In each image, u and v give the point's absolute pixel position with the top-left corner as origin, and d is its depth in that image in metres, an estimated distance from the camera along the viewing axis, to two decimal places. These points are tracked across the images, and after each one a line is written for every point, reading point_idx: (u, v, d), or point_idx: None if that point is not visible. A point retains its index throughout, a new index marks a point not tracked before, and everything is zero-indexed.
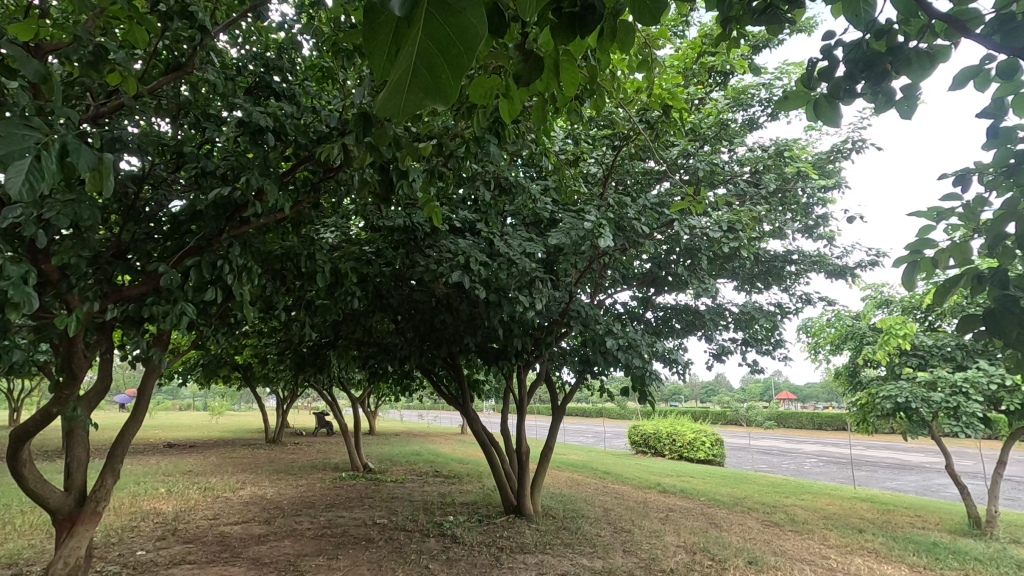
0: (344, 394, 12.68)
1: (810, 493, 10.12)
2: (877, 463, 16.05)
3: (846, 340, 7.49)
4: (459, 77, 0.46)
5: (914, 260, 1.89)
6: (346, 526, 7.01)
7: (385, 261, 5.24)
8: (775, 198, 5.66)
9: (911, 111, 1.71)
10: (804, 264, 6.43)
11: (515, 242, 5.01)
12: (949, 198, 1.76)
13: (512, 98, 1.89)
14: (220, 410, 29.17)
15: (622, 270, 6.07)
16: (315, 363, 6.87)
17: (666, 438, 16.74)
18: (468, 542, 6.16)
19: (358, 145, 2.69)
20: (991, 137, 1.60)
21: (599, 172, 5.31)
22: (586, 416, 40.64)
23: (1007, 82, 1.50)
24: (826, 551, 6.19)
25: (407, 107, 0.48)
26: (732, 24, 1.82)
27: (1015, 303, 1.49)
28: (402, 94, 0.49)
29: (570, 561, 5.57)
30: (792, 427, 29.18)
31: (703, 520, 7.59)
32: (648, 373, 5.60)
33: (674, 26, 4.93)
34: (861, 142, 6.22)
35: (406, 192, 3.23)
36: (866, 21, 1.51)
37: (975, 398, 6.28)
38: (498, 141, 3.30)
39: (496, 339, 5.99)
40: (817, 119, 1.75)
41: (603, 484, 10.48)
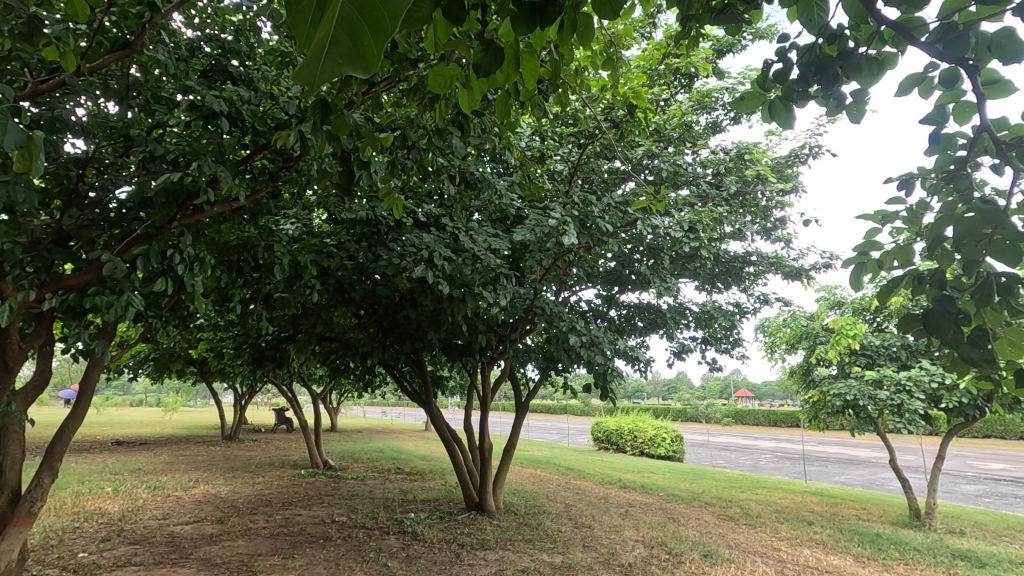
0: (304, 390, 12.39)
1: (764, 487, 10.44)
2: (828, 458, 16.70)
3: (801, 340, 7.73)
4: (382, 46, 0.43)
5: (861, 261, 1.95)
6: (304, 524, 6.87)
7: (348, 254, 5.13)
8: (736, 200, 5.80)
9: (860, 116, 1.76)
10: (762, 265, 6.62)
11: (480, 238, 4.97)
12: (893, 202, 1.82)
13: (472, 88, 1.85)
14: (174, 407, 28.17)
15: (588, 267, 6.11)
16: (273, 357, 6.65)
17: (628, 435, 16.99)
18: (428, 539, 6.11)
19: (317, 133, 2.61)
20: (933, 143, 1.67)
21: (566, 169, 5.33)
22: (551, 413, 40.95)
23: (949, 91, 1.56)
24: (777, 544, 6.38)
25: (324, 74, 0.45)
26: (692, 22, 1.83)
27: (952, 303, 1.55)
28: (320, 62, 0.46)
29: (530, 557, 5.58)
30: (749, 424, 30.05)
31: (662, 515, 7.73)
32: (610, 370, 5.68)
33: (641, 27, 4.97)
34: (817, 148, 6.42)
35: (367, 183, 3.16)
36: (818, 25, 1.54)
37: (918, 396, 6.60)
38: (463, 134, 3.27)
39: (460, 334, 5.95)
40: (771, 121, 1.80)
41: (566, 480, 10.57)
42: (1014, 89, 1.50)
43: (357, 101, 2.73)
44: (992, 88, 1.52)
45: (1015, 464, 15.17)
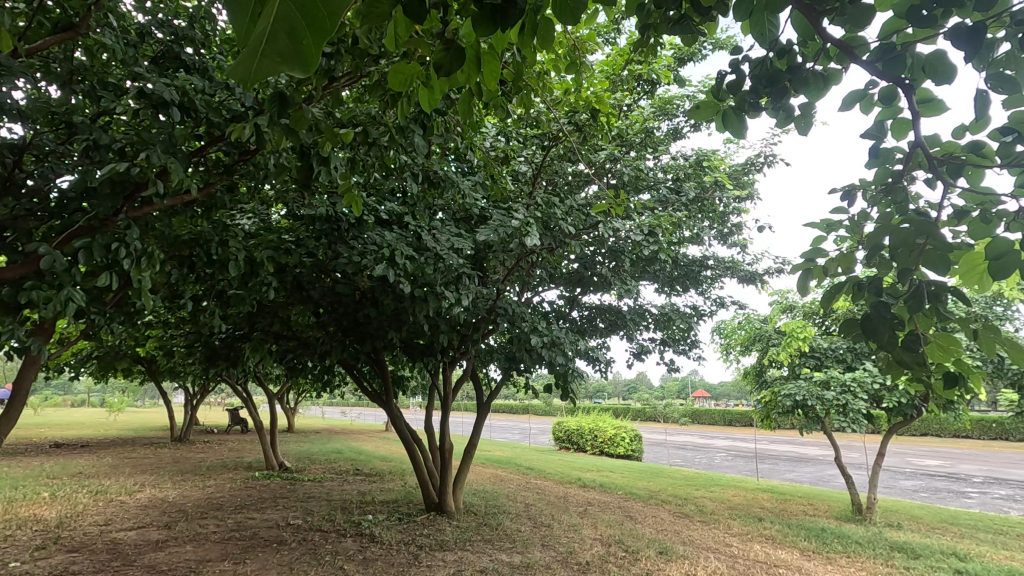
0: (260, 390, 12.02)
1: (718, 485, 10.74)
2: (779, 456, 17.30)
3: (754, 341, 8.00)
4: (322, 44, 0.42)
5: (808, 267, 2.05)
6: (257, 528, 6.68)
7: (307, 251, 5.01)
8: (695, 205, 5.97)
9: (807, 128, 1.84)
10: (718, 269, 6.83)
11: (443, 237, 4.94)
12: (836, 211, 1.91)
13: (433, 87, 1.84)
14: (120, 407, 26.92)
15: (550, 269, 6.16)
16: (227, 356, 6.41)
17: (589, 434, 17.17)
18: (386, 541, 6.03)
19: (273, 127, 2.54)
20: (873, 157, 1.76)
21: (530, 171, 5.34)
22: (513, 413, 41.07)
23: (887, 107, 1.64)
24: (729, 540, 6.57)
25: (260, 72, 0.44)
26: (650, 31, 1.86)
27: (887, 309, 1.64)
28: (257, 58, 0.44)
29: (489, 557, 5.58)
30: (705, 423, 30.87)
31: (620, 513, 7.86)
32: (570, 371, 5.75)
33: (605, 33, 5.04)
34: (772, 157, 6.66)
35: (326, 179, 3.10)
36: (768, 39, 1.60)
37: (861, 396, 6.93)
38: (425, 132, 3.25)
39: (422, 334, 5.89)
40: (725, 130, 1.86)
41: (526, 479, 10.62)
42: (945, 108, 1.60)
43: (317, 96, 2.67)
44: (926, 107, 1.62)
45: (947, 460, 16.11)
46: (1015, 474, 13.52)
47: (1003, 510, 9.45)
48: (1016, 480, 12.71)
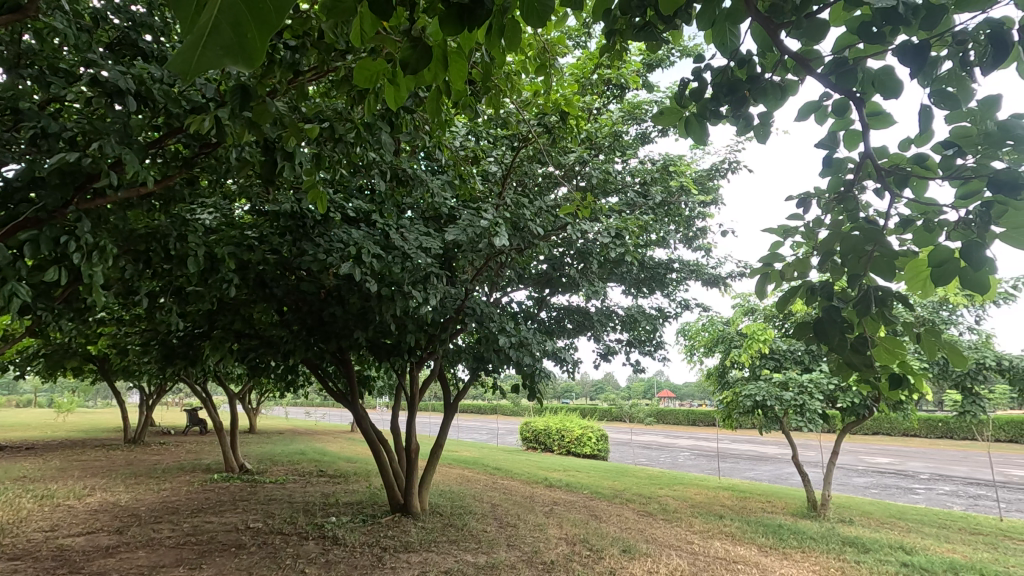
0: (220, 390, 11.67)
1: (682, 484, 10.96)
2: (740, 455, 17.76)
3: (717, 343, 8.19)
4: (268, 40, 0.42)
5: (766, 272, 2.11)
6: (214, 532, 6.50)
7: (271, 248, 4.90)
8: (661, 209, 6.09)
9: (765, 136, 1.90)
10: (683, 272, 6.97)
11: (411, 236, 4.90)
12: (792, 218, 1.97)
13: (399, 84, 1.84)
14: (69, 407, 25.74)
15: (519, 269, 6.17)
16: (186, 355, 6.20)
17: (556, 435, 17.26)
18: (349, 543, 5.94)
19: (234, 120, 2.47)
20: (827, 166, 1.83)
21: (500, 171, 5.34)
22: (482, 414, 41.02)
23: (840, 118, 1.71)
24: (691, 538, 6.71)
25: (202, 64, 0.43)
26: (616, 36, 1.88)
27: (838, 313, 1.70)
28: (199, 50, 0.43)
29: (454, 558, 5.55)
30: (669, 423, 31.46)
31: (585, 512, 7.93)
32: (538, 371, 5.77)
33: (576, 36, 5.09)
34: (735, 163, 6.83)
35: (290, 174, 3.04)
36: (730, 49, 1.64)
37: (817, 396, 7.18)
38: (393, 130, 3.22)
39: (388, 334, 5.83)
40: (687, 136, 1.90)
41: (493, 480, 10.61)
42: (893, 121, 1.68)
43: (281, 90, 2.61)
44: (876, 120, 1.69)
45: (897, 457, 16.81)
46: (958, 471, 14.20)
47: (947, 505, 9.92)
48: (959, 476, 13.36)
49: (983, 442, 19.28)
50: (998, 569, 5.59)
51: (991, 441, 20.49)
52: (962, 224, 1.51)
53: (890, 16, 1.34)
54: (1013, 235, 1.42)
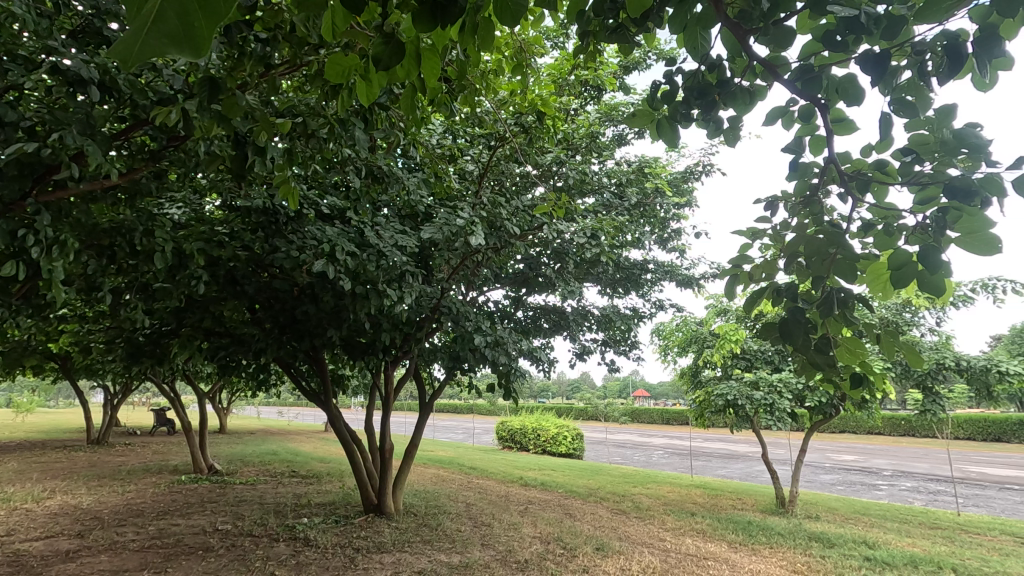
0: (189, 389, 11.38)
1: (655, 482, 11.10)
2: (712, 453, 18.08)
3: (690, 343, 8.31)
4: (215, 31, 0.42)
5: (735, 273, 2.16)
6: (181, 534, 6.34)
7: (242, 244, 4.79)
8: (637, 211, 6.15)
9: (734, 139, 1.94)
10: (658, 273, 7.06)
11: (387, 234, 4.85)
12: (760, 220, 2.01)
13: (371, 81, 1.82)
14: (27, 407, 24.76)
15: (496, 268, 6.17)
16: (153, 353, 6.02)
17: (532, 434, 17.30)
18: (320, 544, 5.86)
19: (202, 113, 2.41)
20: (793, 170, 1.87)
21: (476, 170, 5.32)
22: (458, 413, 40.92)
23: (805, 123, 1.76)
24: (663, 535, 6.79)
25: (143, 54, 0.42)
26: (590, 37, 1.89)
27: (802, 314, 1.74)
28: (141, 39, 0.42)
29: (427, 558, 5.52)
30: (644, 422, 31.83)
31: (559, 511, 7.98)
32: (513, 370, 5.77)
33: (553, 37, 5.10)
34: (709, 167, 6.94)
35: (261, 169, 2.97)
36: (700, 53, 1.66)
37: (786, 395, 7.35)
38: (367, 126, 3.18)
39: (363, 332, 5.76)
40: (659, 138, 1.93)
41: (468, 479, 10.59)
42: (856, 128, 1.73)
43: (251, 83, 2.55)
44: (839, 126, 1.74)
45: (862, 455, 17.29)
46: (919, 468, 14.68)
47: (908, 501, 10.25)
48: (920, 473, 13.82)
49: (943, 439, 19.98)
50: (955, 562, 5.80)
51: (951, 438, 21.25)
52: (920, 228, 1.56)
53: (853, 25, 1.38)
54: (967, 240, 1.47)
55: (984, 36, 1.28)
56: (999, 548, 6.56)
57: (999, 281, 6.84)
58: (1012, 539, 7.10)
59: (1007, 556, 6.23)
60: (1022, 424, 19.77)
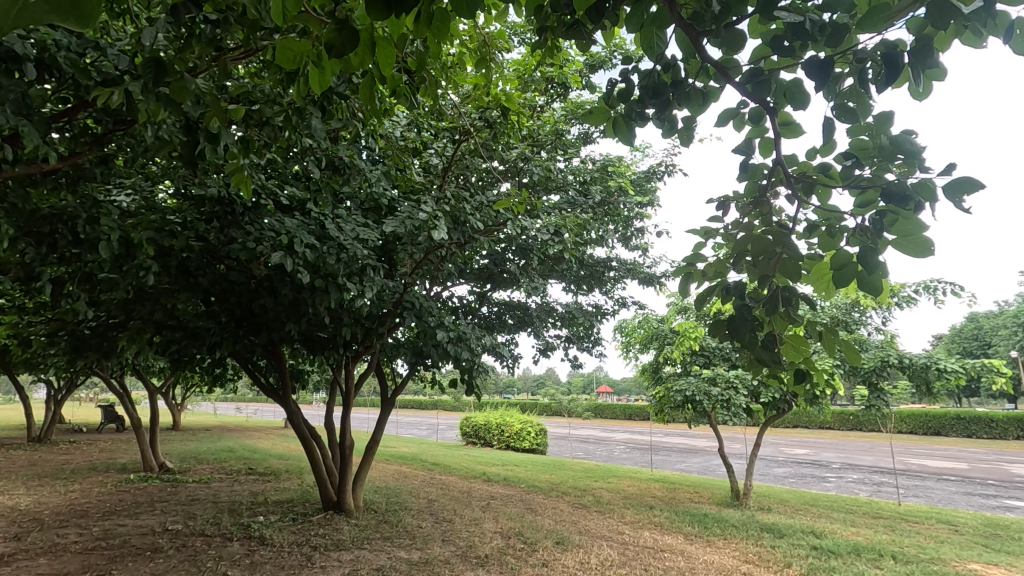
0: (139, 384, 10.92)
1: (615, 476, 11.30)
2: (672, 448, 18.51)
3: (652, 340, 8.46)
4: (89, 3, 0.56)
5: (688, 271, 2.20)
6: (127, 535, 6.09)
7: (195, 235, 4.61)
8: (600, 209, 6.22)
9: (688, 140, 1.98)
10: (621, 271, 7.17)
11: (348, 226, 4.75)
12: (713, 220, 2.06)
13: (324, 69, 1.77)
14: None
15: (460, 263, 6.12)
16: (99, 347, 5.72)
17: (495, 429, 17.33)
18: (276, 543, 5.73)
19: (147, 96, 2.28)
20: (743, 171, 1.93)
21: (441, 164, 5.27)
22: (422, 409, 40.69)
23: (755, 125, 1.82)
24: (622, 528, 6.91)
25: (22, 17, 0.53)
26: (548, 32, 1.88)
27: (749, 312, 1.80)
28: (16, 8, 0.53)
29: (387, 555, 5.46)
30: (607, 417, 32.32)
31: (521, 506, 8.02)
32: (476, 366, 5.74)
33: (519, 32, 5.10)
34: (672, 167, 7.08)
35: (212, 157, 2.86)
36: (656, 53, 1.68)
37: (742, 391, 7.58)
38: (325, 116, 3.10)
39: (323, 327, 5.64)
40: (615, 137, 1.95)
41: (431, 475, 10.53)
42: (801, 132, 1.80)
43: (201, 67, 2.45)
44: (786, 129, 1.81)
45: (812, 449, 18.05)
46: (864, 460, 15.39)
47: (853, 492, 10.72)
48: (865, 465, 14.49)
49: (886, 432, 21.04)
50: (894, 550, 6.09)
51: (894, 432, 22.39)
52: (859, 230, 1.63)
53: (799, 32, 1.42)
54: (903, 242, 1.53)
55: (919, 47, 1.33)
56: (935, 535, 6.93)
57: (940, 284, 7.20)
58: (946, 527, 7.52)
59: (942, 543, 6.59)
60: (959, 419, 20.97)
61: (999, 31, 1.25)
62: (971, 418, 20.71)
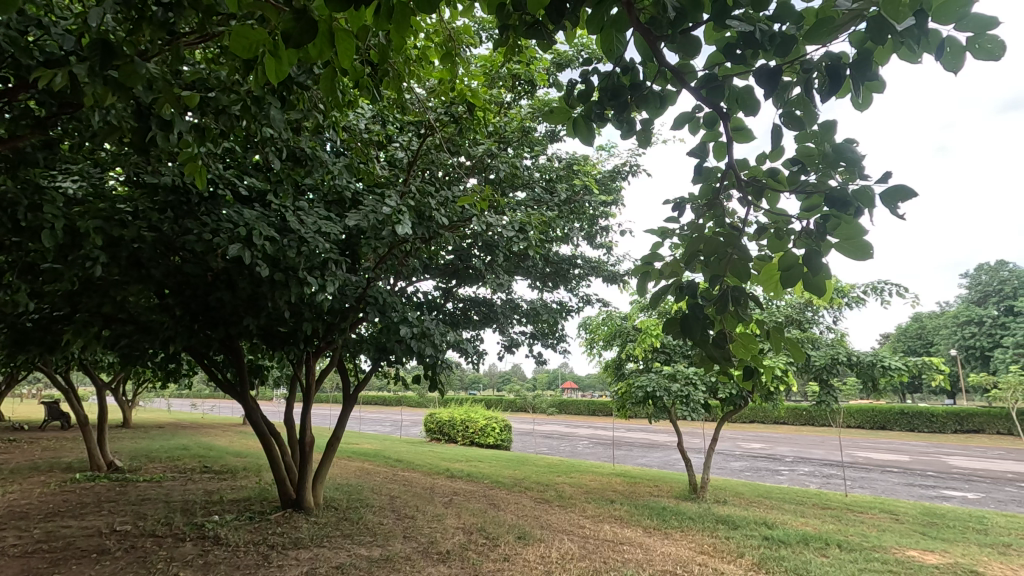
0: (87, 380, 10.44)
1: (578, 471, 11.45)
2: (633, 443, 18.88)
3: (615, 337, 8.60)
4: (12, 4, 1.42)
5: (646, 270, 2.25)
6: (72, 537, 5.84)
7: (148, 225, 4.43)
8: (566, 207, 6.28)
9: (646, 141, 2.03)
10: (586, 269, 7.26)
11: (310, 219, 4.65)
12: (670, 220, 2.11)
13: (281, 59, 1.74)
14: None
15: (425, 259, 6.08)
16: (42, 341, 5.44)
17: (460, 425, 17.32)
18: (231, 542, 5.59)
19: (93, 79, 2.17)
20: (698, 174, 1.99)
21: (406, 158, 5.23)
22: (386, 406, 40.31)
23: (710, 130, 1.88)
24: (583, 522, 7.01)
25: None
26: (511, 31, 1.88)
27: (700, 311, 1.86)
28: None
29: (347, 552, 5.40)
30: (571, 413, 32.71)
31: (484, 501, 8.05)
32: (440, 362, 5.71)
33: (486, 27, 5.08)
34: (636, 167, 7.21)
35: (164, 145, 2.76)
36: (615, 55, 1.71)
37: (700, 388, 7.78)
38: (283, 106, 3.02)
39: (283, 322, 5.50)
40: (575, 137, 1.98)
41: (393, 472, 10.45)
42: (753, 137, 1.87)
43: (153, 52, 2.36)
44: (738, 134, 1.88)
45: (767, 443, 18.70)
46: (815, 454, 16.06)
47: (804, 484, 11.17)
48: (815, 458, 15.11)
49: (836, 426, 21.99)
50: (840, 538, 6.37)
51: (843, 427, 23.40)
52: (805, 233, 1.70)
53: (750, 40, 1.47)
54: (845, 245, 1.61)
55: (860, 59, 1.39)
56: (877, 524, 7.30)
57: (886, 285, 7.55)
58: (888, 516, 7.92)
59: (883, 531, 6.94)
60: (903, 414, 22.07)
61: (931, 48, 1.33)
62: (914, 413, 21.83)
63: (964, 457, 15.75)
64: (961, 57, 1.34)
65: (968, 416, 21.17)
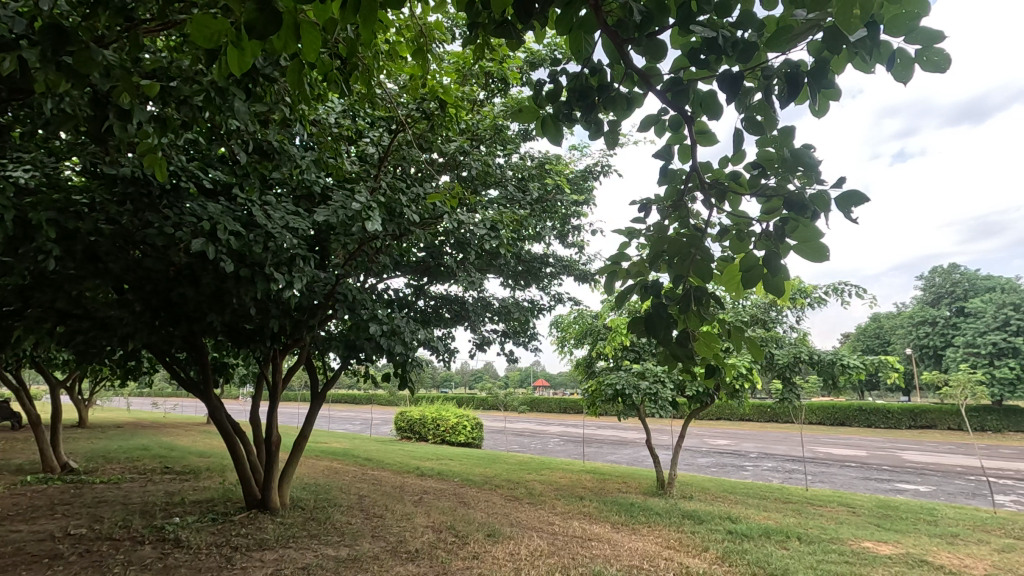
0: (40, 378, 10.03)
1: (548, 468, 11.53)
2: (604, 440, 19.13)
3: (586, 335, 8.70)
4: None
5: (613, 269, 2.28)
6: (21, 542, 5.60)
7: (105, 218, 4.27)
8: (538, 206, 6.30)
9: (613, 142, 2.06)
10: (557, 267, 7.31)
11: (277, 214, 4.54)
12: (636, 220, 2.15)
13: (244, 51, 1.70)
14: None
15: (396, 256, 6.02)
16: None
17: (431, 423, 17.24)
18: (193, 545, 5.45)
19: (45, 65, 2.08)
20: (663, 175, 2.03)
21: (377, 154, 5.15)
22: (356, 404, 39.85)
23: (674, 133, 1.92)
24: (552, 519, 7.06)
25: None
26: (480, 28, 1.88)
27: (664, 309, 1.89)
28: None
29: (313, 553, 5.32)
30: (542, 411, 32.93)
31: (454, 499, 8.03)
32: (410, 360, 5.64)
33: (458, 23, 5.05)
34: (608, 167, 7.28)
35: (122, 135, 2.66)
36: (582, 57, 1.74)
37: (668, 385, 7.90)
38: (249, 97, 2.93)
39: (249, 319, 5.37)
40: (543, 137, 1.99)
41: (362, 470, 10.34)
42: (715, 140, 1.91)
43: (110, 39, 2.27)
44: (702, 137, 1.92)
45: (733, 439, 19.18)
46: (778, 449, 16.54)
47: (767, 480, 11.48)
48: (778, 454, 15.55)
49: (798, 423, 22.68)
50: (800, 531, 6.57)
51: (805, 423, 24.16)
52: (764, 234, 1.74)
53: (713, 46, 1.50)
54: (802, 247, 1.66)
55: (817, 67, 1.44)
56: (835, 517, 7.56)
57: (846, 286, 7.80)
58: (845, 509, 8.21)
59: (841, 524, 7.18)
60: (861, 410, 22.88)
61: (882, 59, 1.39)
62: (872, 409, 22.67)
63: (919, 452, 16.40)
64: (910, 68, 1.39)
65: (922, 412, 22.07)
